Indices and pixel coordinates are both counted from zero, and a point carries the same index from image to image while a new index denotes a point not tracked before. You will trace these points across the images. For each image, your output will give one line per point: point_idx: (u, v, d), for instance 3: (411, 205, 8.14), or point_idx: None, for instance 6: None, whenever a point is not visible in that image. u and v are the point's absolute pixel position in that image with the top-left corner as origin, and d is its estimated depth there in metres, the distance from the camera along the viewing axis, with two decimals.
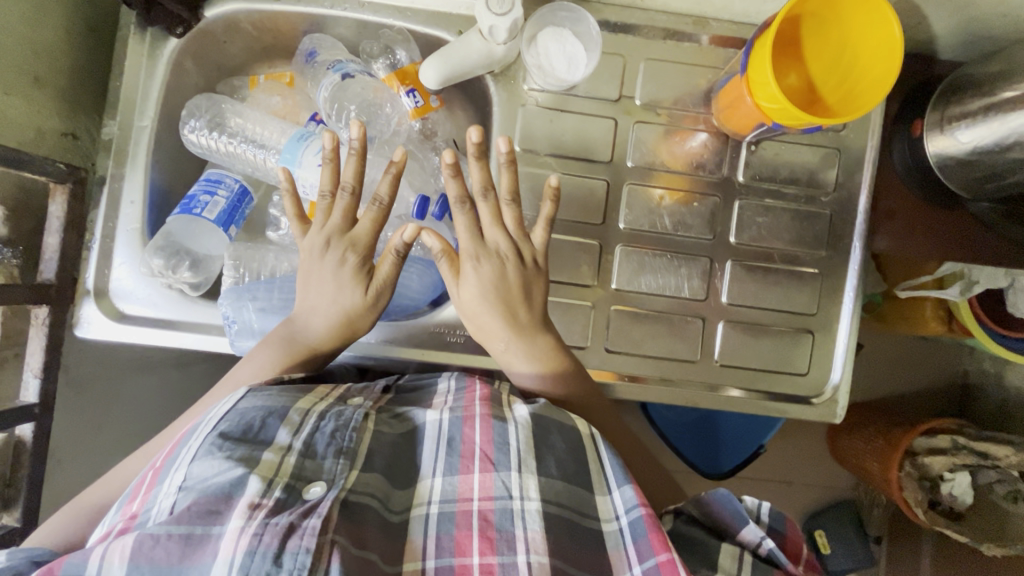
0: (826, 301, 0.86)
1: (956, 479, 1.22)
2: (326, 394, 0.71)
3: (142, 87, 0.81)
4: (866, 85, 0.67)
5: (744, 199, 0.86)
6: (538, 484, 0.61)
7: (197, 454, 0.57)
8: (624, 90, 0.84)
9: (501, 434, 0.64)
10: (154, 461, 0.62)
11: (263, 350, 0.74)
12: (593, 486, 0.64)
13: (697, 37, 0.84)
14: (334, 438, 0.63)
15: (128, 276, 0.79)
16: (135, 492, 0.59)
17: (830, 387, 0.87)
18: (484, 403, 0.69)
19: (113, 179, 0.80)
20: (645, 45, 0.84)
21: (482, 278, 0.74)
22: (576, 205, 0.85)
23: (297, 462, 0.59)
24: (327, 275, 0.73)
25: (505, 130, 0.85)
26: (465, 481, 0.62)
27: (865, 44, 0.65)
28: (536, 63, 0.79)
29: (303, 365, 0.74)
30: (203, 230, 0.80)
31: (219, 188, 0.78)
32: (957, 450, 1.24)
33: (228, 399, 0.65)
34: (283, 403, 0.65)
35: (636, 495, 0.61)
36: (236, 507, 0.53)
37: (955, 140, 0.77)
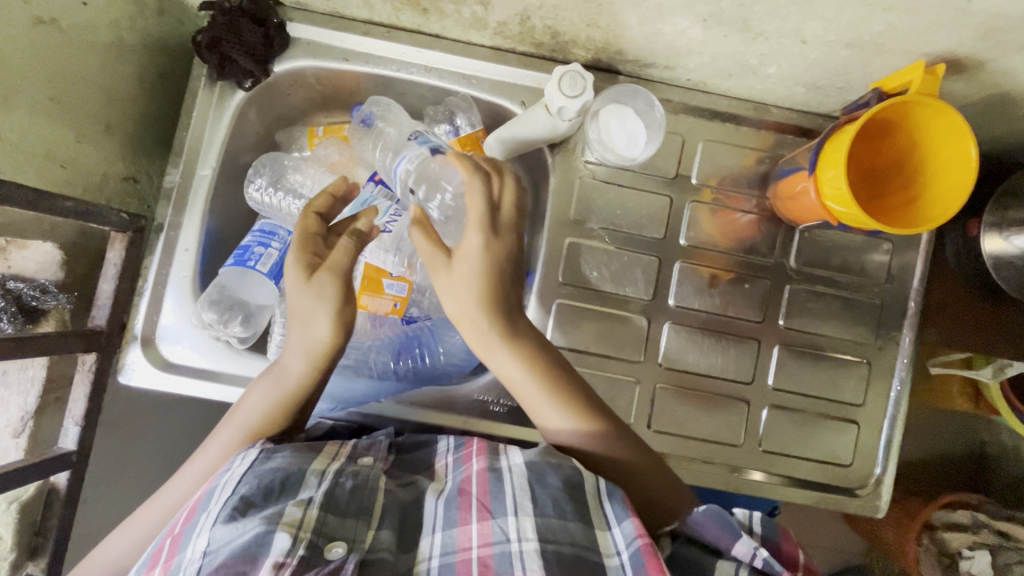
0: (873, 391, 0.86)
1: (975, 556, 1.20)
2: (338, 453, 0.67)
3: (206, 137, 0.81)
4: (930, 197, 0.67)
5: (794, 283, 0.86)
6: (535, 524, 0.59)
7: (220, 516, 0.56)
8: (681, 169, 0.85)
9: (498, 485, 0.63)
10: (172, 525, 0.60)
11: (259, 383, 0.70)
12: (592, 519, 0.60)
13: (755, 121, 0.85)
14: (353, 495, 0.61)
15: (176, 324, 0.78)
16: (153, 560, 0.57)
17: (874, 479, 0.86)
18: (482, 457, 0.68)
19: (171, 227, 0.80)
20: (703, 126, 0.85)
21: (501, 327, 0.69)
22: (624, 278, 0.85)
23: (318, 516, 0.57)
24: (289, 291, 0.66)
25: (562, 200, 0.85)
26: (464, 532, 0.60)
27: (940, 154, 0.65)
28: (597, 138, 0.81)
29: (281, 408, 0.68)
30: (255, 283, 0.79)
31: (272, 240, 0.78)
32: (978, 527, 1.24)
33: (242, 454, 0.63)
34: (300, 461, 0.62)
35: (636, 526, 0.58)
36: (261, 568, 0.52)
37: (1011, 245, 0.77)
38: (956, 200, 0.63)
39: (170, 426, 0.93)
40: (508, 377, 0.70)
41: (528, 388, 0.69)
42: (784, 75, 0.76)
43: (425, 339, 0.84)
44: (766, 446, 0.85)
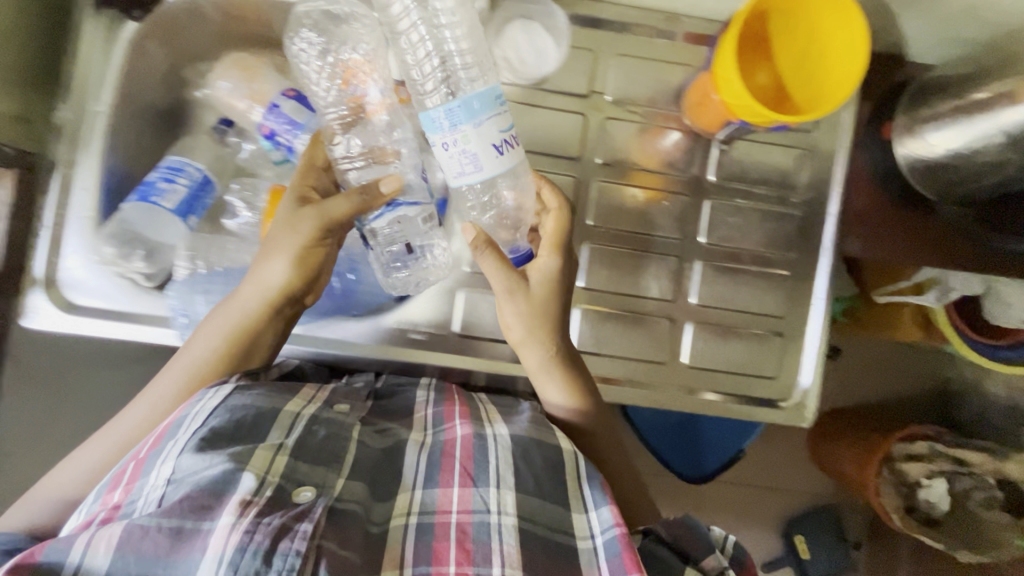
0: (796, 305, 0.86)
1: (932, 485, 1.25)
2: (313, 397, 0.68)
3: (99, 70, 0.79)
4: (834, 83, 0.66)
5: (715, 199, 0.85)
6: (516, 500, 0.60)
7: (185, 449, 0.55)
8: (594, 86, 0.83)
9: (481, 452, 0.64)
10: (137, 451, 0.59)
11: (211, 322, 0.70)
12: (571, 504, 0.63)
13: (669, 33, 0.83)
14: (325, 443, 0.61)
15: (80, 266, 0.76)
16: (114, 481, 0.57)
17: (799, 391, 0.86)
18: (464, 421, 0.69)
19: (65, 164, 0.77)
20: (615, 40, 0.83)
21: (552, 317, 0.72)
22: None
23: (290, 463, 0.57)
24: (290, 232, 0.67)
25: None
26: (445, 495, 0.60)
27: (831, 35, 0.65)
28: (503, 55, 0.79)
29: (232, 353, 0.69)
30: (161, 220, 0.77)
31: (179, 176, 0.77)
32: (933, 456, 1.27)
33: (214, 393, 0.62)
34: (273, 403, 0.62)
35: (613, 514, 0.60)
36: (226, 504, 0.51)
37: (928, 142, 0.74)
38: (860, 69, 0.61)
39: (89, 380, 0.90)
40: (533, 372, 0.75)
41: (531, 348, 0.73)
42: None
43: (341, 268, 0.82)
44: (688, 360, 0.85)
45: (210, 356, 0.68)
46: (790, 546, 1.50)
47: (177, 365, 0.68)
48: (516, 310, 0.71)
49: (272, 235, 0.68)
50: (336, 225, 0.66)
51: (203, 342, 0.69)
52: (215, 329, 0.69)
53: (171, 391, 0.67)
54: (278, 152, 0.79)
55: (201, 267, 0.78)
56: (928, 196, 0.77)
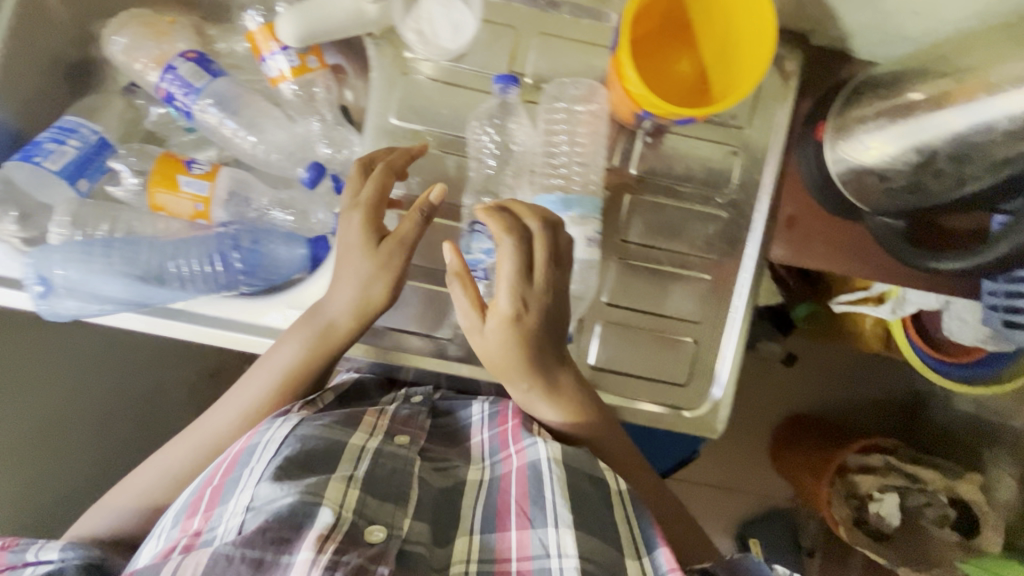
0: (711, 308, 0.81)
1: (884, 499, 1.25)
2: (375, 424, 0.69)
3: None
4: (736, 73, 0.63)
5: (636, 194, 0.79)
6: (576, 539, 0.56)
7: (263, 476, 0.58)
8: (512, 66, 0.78)
9: (535, 486, 0.60)
10: (211, 476, 0.62)
11: (290, 336, 0.71)
12: (624, 549, 0.58)
13: (593, 14, 0.78)
14: (392, 476, 0.62)
15: None
16: (193, 507, 0.60)
17: (709, 402, 0.81)
18: (518, 449, 0.64)
19: None
20: (537, 18, 0.78)
21: (498, 329, 0.66)
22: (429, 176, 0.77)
23: (360, 498, 0.59)
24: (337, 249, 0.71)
25: (382, 99, 0.78)
26: (503, 540, 0.59)
27: (745, 25, 0.61)
28: (416, 30, 0.76)
29: (324, 341, 0.70)
30: (46, 185, 0.75)
31: (70, 137, 0.76)
32: (888, 470, 1.28)
33: (283, 421, 0.65)
34: (339, 437, 0.64)
35: (668, 560, 0.57)
36: (306, 538, 0.53)
37: (861, 146, 0.70)
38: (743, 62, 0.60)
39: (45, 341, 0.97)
40: (491, 360, 0.68)
41: (494, 355, 0.67)
42: None
43: (241, 241, 0.75)
44: (713, 387, 0.80)
45: (294, 362, 0.70)
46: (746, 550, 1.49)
47: (269, 368, 0.71)
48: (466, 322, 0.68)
49: (359, 270, 0.69)
50: (370, 211, 0.70)
51: (283, 352, 0.71)
52: (299, 341, 0.70)
53: (266, 393, 0.71)
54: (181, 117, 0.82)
55: (78, 237, 0.75)
56: (863, 208, 0.74)
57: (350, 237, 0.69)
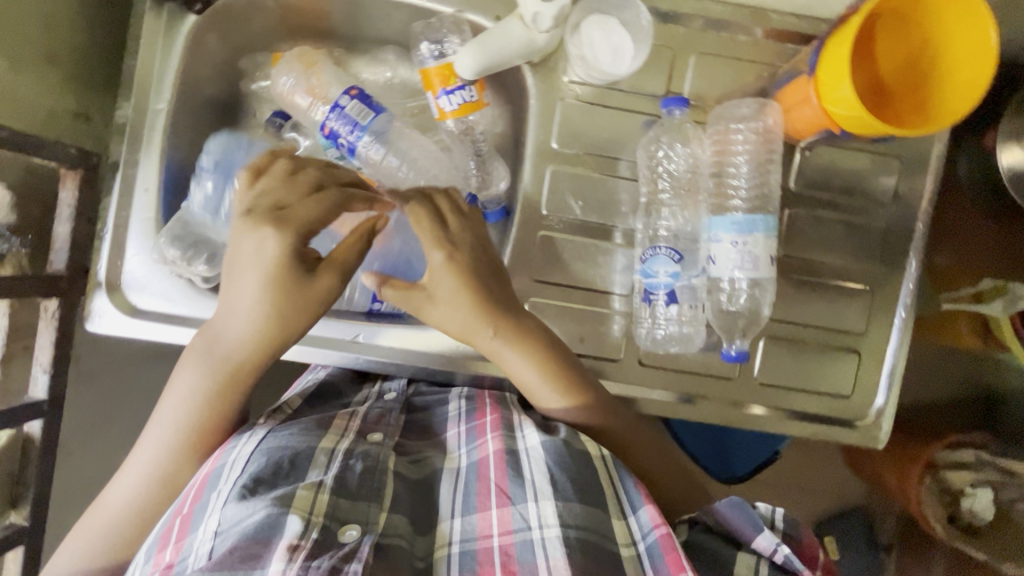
0: (875, 320, 0.81)
1: (979, 494, 1.15)
2: (346, 430, 0.68)
3: (157, 67, 0.77)
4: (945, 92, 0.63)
5: (796, 209, 0.80)
6: (557, 510, 0.58)
7: (228, 498, 0.57)
8: (671, 86, 0.78)
9: (515, 468, 0.63)
10: (178, 506, 0.60)
11: (190, 360, 0.68)
12: (608, 508, 0.61)
13: (752, 29, 0.78)
14: (363, 479, 0.61)
15: (143, 267, 0.75)
16: (163, 540, 0.57)
17: (874, 411, 0.82)
18: (495, 436, 0.68)
19: (127, 165, 0.75)
20: (696, 38, 0.78)
21: (506, 331, 0.71)
22: (594, 203, 0.79)
23: (330, 502, 0.57)
24: (248, 281, 0.65)
25: (541, 125, 0.79)
26: (483, 519, 0.59)
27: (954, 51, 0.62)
28: (579, 53, 0.75)
29: (229, 382, 0.68)
30: (219, 220, 0.76)
31: None
32: (982, 465, 1.17)
33: (247, 438, 0.65)
34: (307, 442, 0.64)
35: (653, 517, 0.60)
36: (276, 550, 0.51)
37: None
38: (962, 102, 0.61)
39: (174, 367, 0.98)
40: (491, 352, 0.73)
41: (514, 362, 0.72)
42: None
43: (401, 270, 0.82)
44: (877, 397, 0.82)
45: (191, 394, 0.67)
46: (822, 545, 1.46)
47: (175, 402, 0.67)
48: (488, 330, 0.71)
49: (285, 302, 0.65)
50: (297, 234, 0.64)
51: (190, 381, 0.67)
52: (202, 368, 0.67)
53: (166, 449, 0.66)
54: (336, 150, 0.80)
55: None
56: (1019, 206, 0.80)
57: (246, 258, 0.64)
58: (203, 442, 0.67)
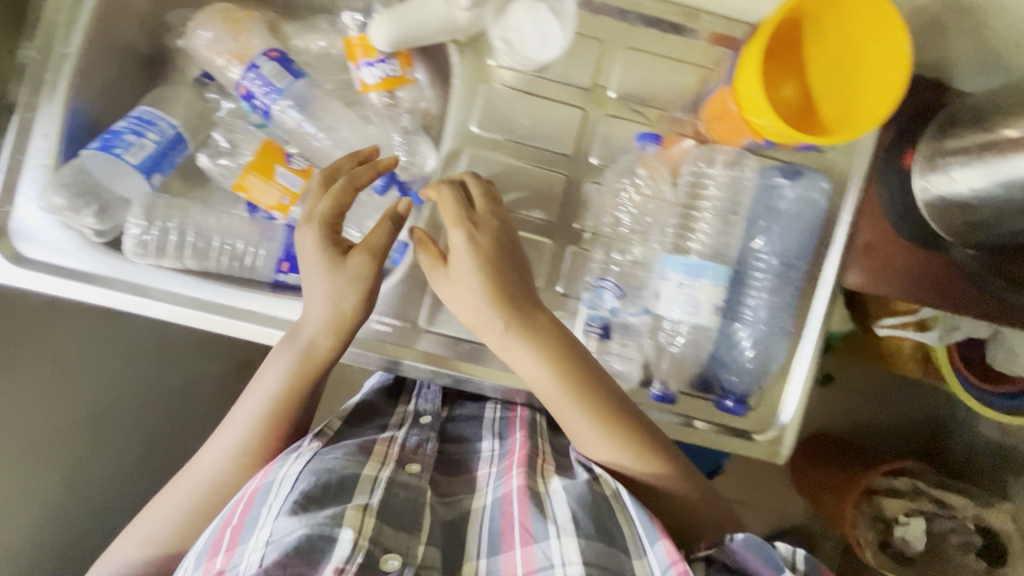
0: (777, 339, 0.76)
1: (910, 524, 1.22)
2: (385, 456, 0.69)
3: (68, 13, 0.74)
4: (857, 97, 0.59)
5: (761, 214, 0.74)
6: (579, 548, 0.61)
7: (278, 513, 0.59)
8: (597, 79, 0.77)
9: (538, 505, 0.65)
10: (229, 513, 0.63)
11: (276, 358, 0.72)
12: (628, 550, 0.63)
13: (685, 29, 0.76)
14: (406, 504, 0.64)
15: (35, 215, 0.72)
16: (215, 547, 0.60)
17: (776, 427, 0.78)
18: (521, 470, 0.68)
19: (27, 109, 0.72)
20: (625, 32, 0.76)
21: (512, 316, 0.69)
22: (516, 191, 0.78)
23: (376, 526, 0.60)
24: (324, 280, 0.69)
25: (465, 106, 0.78)
26: (509, 559, 0.62)
27: (871, 48, 0.57)
28: (503, 37, 0.74)
29: (337, 335, 0.70)
30: (119, 173, 0.74)
31: (149, 130, 0.75)
32: (915, 495, 1.26)
33: (297, 457, 0.66)
34: (352, 467, 0.64)
35: (670, 553, 0.61)
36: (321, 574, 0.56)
37: (947, 177, 0.69)
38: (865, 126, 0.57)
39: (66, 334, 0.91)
40: (475, 323, 0.70)
41: (579, 421, 0.70)
42: None
43: None
44: (781, 414, 0.78)
45: (268, 401, 0.71)
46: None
47: (262, 393, 0.71)
48: (526, 351, 0.69)
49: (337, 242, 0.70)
50: (370, 253, 0.70)
51: (274, 372, 0.71)
52: (284, 369, 0.70)
53: (253, 418, 0.71)
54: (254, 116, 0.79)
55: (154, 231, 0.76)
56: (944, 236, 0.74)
57: (303, 250, 0.70)
58: (282, 423, 0.71)
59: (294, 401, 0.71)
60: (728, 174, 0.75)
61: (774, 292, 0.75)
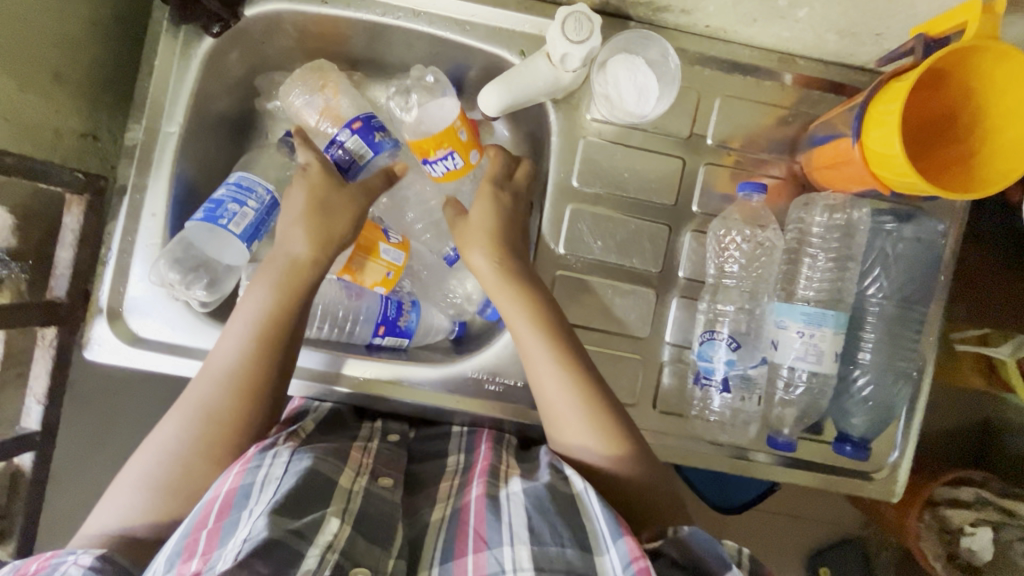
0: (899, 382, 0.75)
1: (978, 534, 1.11)
2: (361, 464, 0.66)
3: (171, 90, 0.75)
4: (991, 150, 0.60)
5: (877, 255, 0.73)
6: (532, 553, 0.56)
7: (253, 517, 0.55)
8: (695, 128, 0.77)
9: (494, 512, 0.61)
10: (203, 514, 0.57)
11: (255, 286, 0.69)
12: (590, 545, 0.58)
13: (780, 75, 0.77)
14: (380, 517, 0.60)
15: (146, 293, 0.72)
16: (188, 552, 0.54)
17: (890, 464, 0.79)
18: (482, 480, 0.66)
19: (136, 189, 0.73)
20: (722, 80, 0.77)
21: (526, 293, 0.71)
22: (616, 242, 0.78)
23: (349, 538, 0.56)
24: (299, 241, 0.70)
25: (563, 160, 0.78)
26: (459, 564, 0.58)
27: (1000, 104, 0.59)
28: (604, 92, 0.74)
29: (287, 290, 0.68)
30: (222, 242, 0.72)
31: (249, 199, 0.71)
32: (982, 504, 1.13)
33: (275, 455, 0.62)
34: (328, 471, 0.61)
35: (631, 548, 0.55)
36: None
37: None
38: (1008, 179, 0.58)
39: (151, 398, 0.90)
40: (489, 288, 0.72)
41: (553, 381, 0.69)
42: (815, 20, 0.69)
43: None
44: (891, 454, 0.79)
45: (234, 361, 0.66)
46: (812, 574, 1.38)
47: (212, 371, 0.66)
48: (523, 317, 0.70)
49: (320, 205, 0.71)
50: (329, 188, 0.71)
51: (228, 348, 0.67)
52: (267, 285, 0.68)
53: (221, 389, 0.65)
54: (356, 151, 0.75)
55: None
56: None
57: (292, 205, 0.71)
58: (234, 415, 0.64)
59: (254, 386, 0.65)
60: (831, 218, 0.75)
61: (890, 334, 0.74)
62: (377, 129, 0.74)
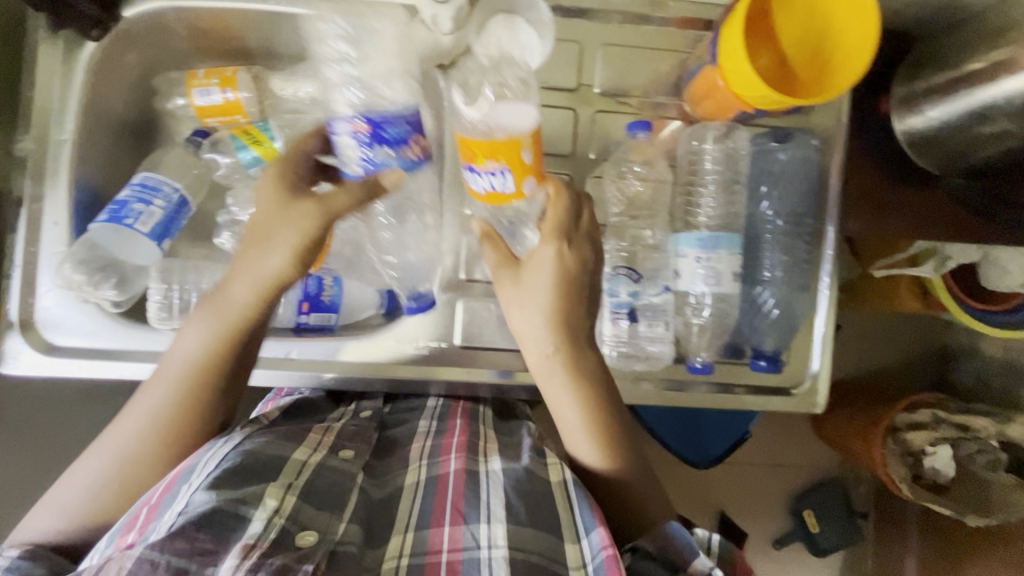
0: (796, 293, 0.82)
1: (938, 453, 1.22)
2: (319, 442, 0.69)
3: (59, 99, 0.76)
4: (841, 52, 0.66)
5: (764, 176, 0.81)
6: (506, 532, 0.59)
7: (195, 489, 0.57)
8: (581, 79, 0.80)
9: (473, 489, 0.65)
10: (148, 496, 0.60)
11: (198, 321, 0.67)
12: (563, 534, 0.61)
13: (654, 18, 0.80)
14: (331, 487, 0.62)
15: (57, 303, 0.73)
16: (128, 525, 0.57)
17: (809, 376, 0.83)
18: (459, 455, 0.70)
19: (34, 199, 0.74)
20: (600, 30, 0.80)
21: (566, 346, 0.70)
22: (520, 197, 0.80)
23: (296, 504, 0.58)
24: (262, 256, 0.65)
25: (457, 124, 0.80)
26: (436, 534, 0.60)
27: (836, 13, 0.65)
28: (486, 54, 0.74)
29: (231, 335, 0.68)
30: (130, 241, 0.73)
31: (155, 197, 0.74)
32: (938, 424, 1.24)
33: (226, 441, 0.65)
34: (281, 453, 0.64)
35: (602, 537, 0.59)
36: (231, 549, 0.52)
37: (925, 117, 0.75)
38: (856, 67, 0.64)
39: None
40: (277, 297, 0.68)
41: (558, 390, 0.72)
42: None
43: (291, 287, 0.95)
44: (809, 365, 0.83)
45: (184, 363, 0.67)
46: (799, 522, 1.52)
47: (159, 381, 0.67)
48: (529, 314, 0.70)
49: (268, 231, 0.65)
50: (287, 190, 0.66)
51: (194, 343, 0.67)
52: (204, 325, 0.67)
53: (167, 400, 0.66)
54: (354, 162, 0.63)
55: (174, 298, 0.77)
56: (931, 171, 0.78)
57: (258, 214, 0.66)
58: (180, 420, 0.66)
59: (201, 391, 0.67)
60: (714, 150, 0.80)
61: (787, 249, 0.82)
62: (385, 145, 0.61)
